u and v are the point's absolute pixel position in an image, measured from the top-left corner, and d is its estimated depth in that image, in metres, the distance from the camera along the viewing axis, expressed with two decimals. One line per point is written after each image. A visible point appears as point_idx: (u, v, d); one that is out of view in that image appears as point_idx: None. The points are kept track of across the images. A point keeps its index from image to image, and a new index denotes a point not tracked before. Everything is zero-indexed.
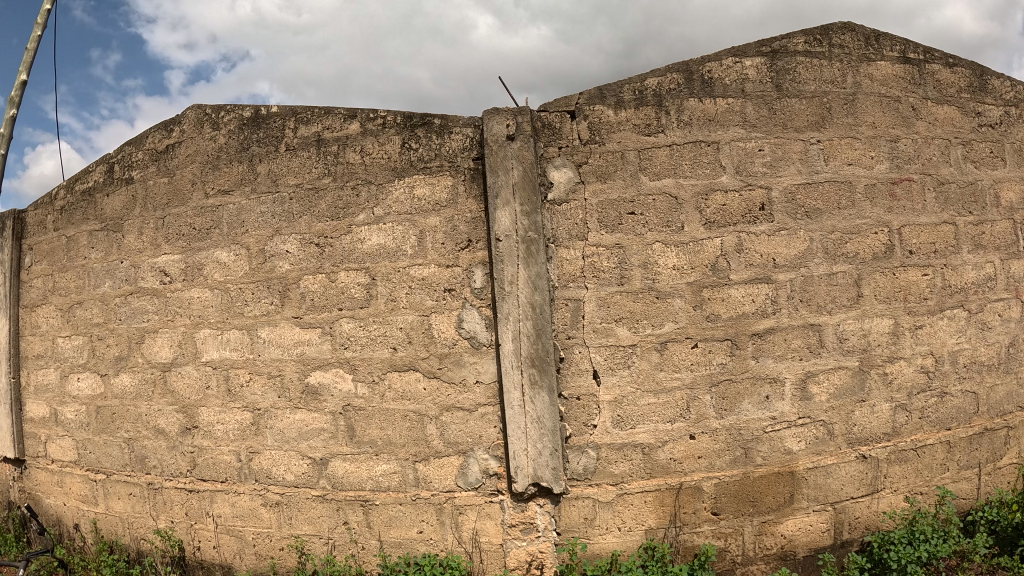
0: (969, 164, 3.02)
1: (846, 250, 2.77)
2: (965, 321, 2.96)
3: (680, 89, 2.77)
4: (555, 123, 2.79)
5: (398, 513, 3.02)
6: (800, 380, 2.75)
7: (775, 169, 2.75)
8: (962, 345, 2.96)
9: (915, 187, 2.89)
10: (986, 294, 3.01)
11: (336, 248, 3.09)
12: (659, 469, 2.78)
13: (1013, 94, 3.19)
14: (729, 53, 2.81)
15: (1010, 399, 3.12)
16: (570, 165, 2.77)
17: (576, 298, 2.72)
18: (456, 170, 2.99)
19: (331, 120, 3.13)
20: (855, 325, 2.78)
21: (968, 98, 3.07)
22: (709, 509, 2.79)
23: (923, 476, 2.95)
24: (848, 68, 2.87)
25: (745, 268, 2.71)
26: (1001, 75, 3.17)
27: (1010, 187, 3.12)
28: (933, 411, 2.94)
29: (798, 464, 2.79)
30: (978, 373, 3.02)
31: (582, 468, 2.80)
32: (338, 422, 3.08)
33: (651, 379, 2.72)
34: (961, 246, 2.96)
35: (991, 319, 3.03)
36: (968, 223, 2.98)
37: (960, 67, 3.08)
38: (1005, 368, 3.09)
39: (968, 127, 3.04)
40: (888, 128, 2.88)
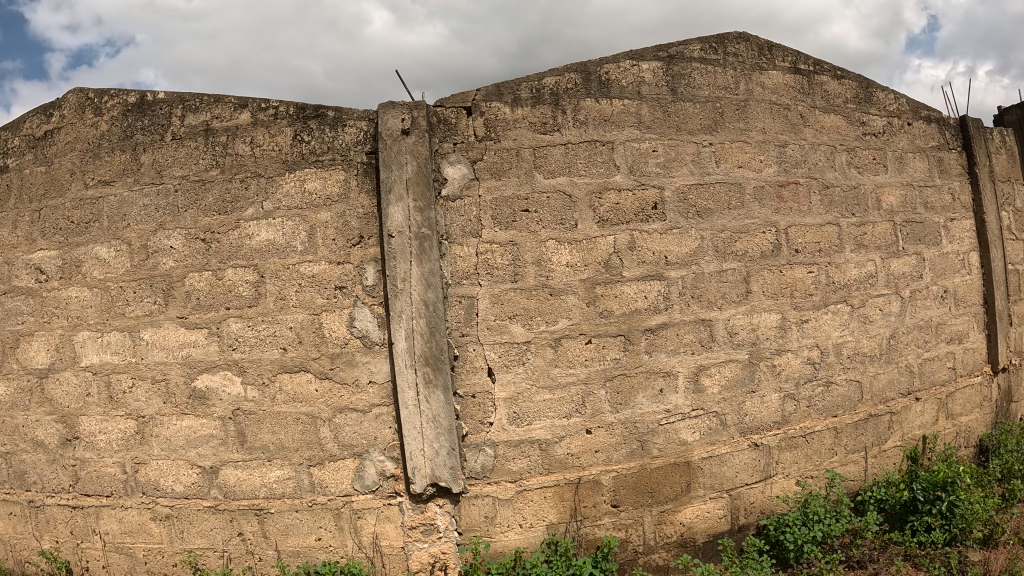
0: (852, 169, 3.17)
1: (735, 248, 2.87)
2: (848, 315, 3.12)
3: (578, 89, 2.80)
4: (451, 118, 2.76)
5: (294, 521, 2.91)
6: (692, 373, 2.83)
7: (668, 169, 2.81)
8: (845, 337, 3.11)
9: (801, 190, 3.02)
10: (867, 291, 3.17)
11: (223, 244, 2.94)
12: (557, 464, 2.80)
13: (895, 106, 3.38)
14: (627, 56, 2.86)
15: (892, 386, 3.28)
16: (465, 161, 2.75)
17: (470, 295, 2.71)
18: (349, 164, 2.91)
19: (222, 109, 2.98)
20: (744, 320, 2.89)
21: (854, 108, 3.23)
22: (609, 502, 2.83)
23: (812, 461, 3.08)
24: (741, 76, 2.97)
25: (638, 266, 2.76)
26: (885, 88, 3.35)
27: (890, 191, 3.29)
28: (820, 400, 3.07)
29: (692, 454, 2.87)
30: (862, 363, 3.17)
31: (479, 466, 2.78)
32: (228, 427, 2.94)
33: (546, 376, 2.74)
34: (844, 246, 3.11)
35: (873, 313, 3.19)
36: (851, 224, 3.14)
37: (847, 79, 3.23)
38: (886, 358, 3.25)
39: (853, 134, 3.19)
40: (777, 134, 2.99)
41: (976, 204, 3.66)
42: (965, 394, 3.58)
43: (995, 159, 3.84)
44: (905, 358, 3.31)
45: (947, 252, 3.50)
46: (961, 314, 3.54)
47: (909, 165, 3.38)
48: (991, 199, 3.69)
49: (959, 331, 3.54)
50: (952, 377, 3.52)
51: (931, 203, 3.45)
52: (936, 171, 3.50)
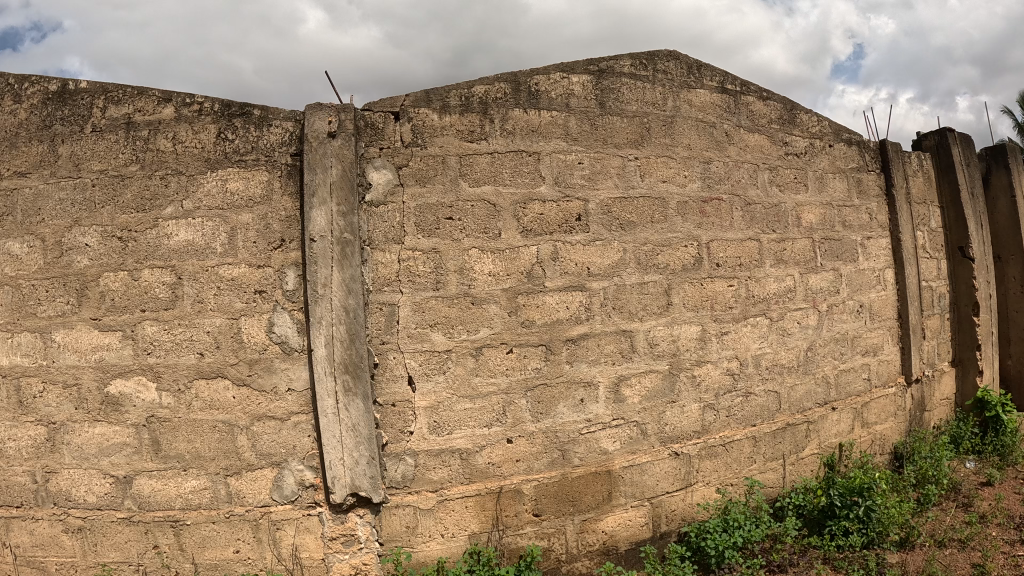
0: (774, 188, 3.27)
1: (657, 261, 2.92)
2: (767, 327, 3.21)
3: (507, 99, 2.81)
4: (378, 123, 2.74)
5: (211, 533, 2.80)
6: (612, 384, 2.86)
7: (593, 182, 2.85)
8: (764, 349, 3.20)
9: (724, 206, 3.10)
10: (786, 304, 3.28)
11: (140, 243, 2.83)
12: (478, 473, 2.78)
13: (818, 128, 3.50)
14: (558, 68, 2.88)
15: (809, 397, 3.37)
16: (390, 167, 2.72)
17: (391, 302, 2.68)
18: (273, 165, 2.84)
19: (145, 102, 2.87)
20: (664, 331, 2.94)
21: (778, 128, 3.33)
22: (531, 511, 2.83)
23: (732, 469, 3.13)
24: (670, 93, 3.02)
25: (560, 276, 2.78)
26: (808, 110, 3.46)
27: (810, 209, 3.40)
28: (739, 410, 3.14)
29: (613, 463, 2.90)
30: (779, 374, 3.26)
31: (399, 476, 2.75)
32: (142, 435, 2.81)
33: (466, 385, 2.73)
34: (764, 261, 3.21)
35: (791, 326, 3.30)
36: (771, 240, 3.24)
37: (773, 100, 3.32)
38: (804, 369, 3.35)
39: (775, 154, 3.29)
40: (702, 150, 3.06)
41: (892, 223, 3.82)
42: (881, 404, 3.70)
43: (912, 181, 4.02)
44: (821, 370, 3.42)
45: (864, 268, 3.64)
46: (876, 328, 3.69)
47: (829, 185, 3.50)
48: (906, 219, 3.85)
49: (874, 344, 3.68)
50: (867, 388, 3.64)
51: (849, 222, 3.59)
52: (855, 191, 3.64)
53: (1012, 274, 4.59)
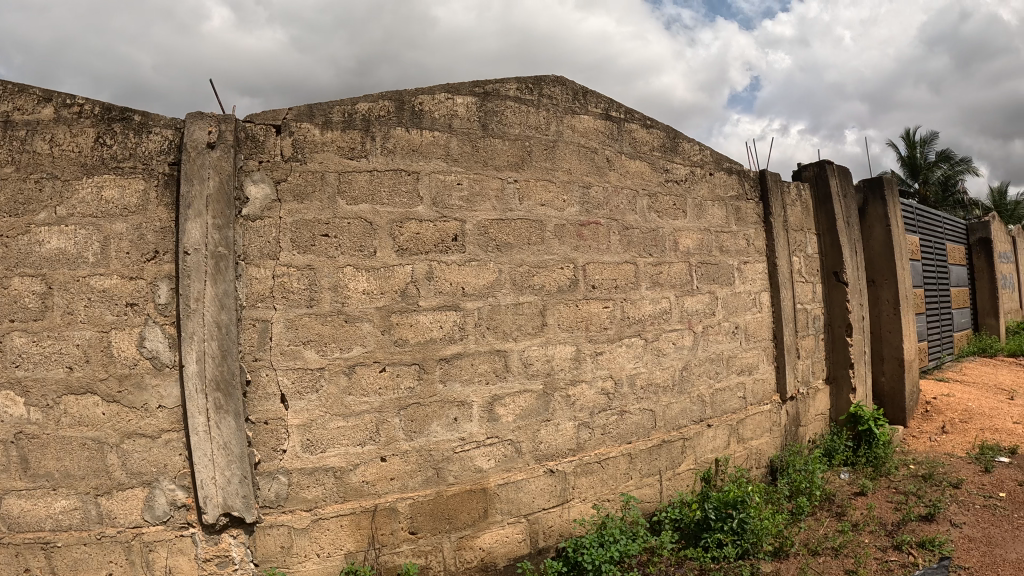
0: (652, 213, 3.41)
1: (532, 282, 2.99)
2: (642, 348, 3.33)
3: (390, 117, 2.82)
4: (259, 135, 2.70)
5: (83, 555, 2.66)
6: (486, 403, 2.91)
7: (471, 203, 2.89)
8: (638, 369, 3.32)
9: (601, 230, 3.20)
10: (661, 325, 3.41)
11: (11, 249, 2.68)
12: (352, 492, 2.75)
13: (699, 157, 3.68)
14: (443, 89, 2.92)
15: (684, 415, 3.51)
16: (269, 181, 2.69)
17: (264, 319, 2.64)
18: (149, 174, 2.75)
19: (24, 100, 2.73)
20: (538, 351, 3.00)
21: (659, 156, 3.48)
22: (406, 529, 2.81)
23: (608, 484, 3.22)
24: (553, 117, 3.11)
25: (434, 296, 2.81)
26: (690, 140, 3.65)
27: (688, 235, 3.56)
28: (614, 428, 3.25)
29: (488, 481, 2.93)
30: (654, 393, 3.39)
31: (273, 495, 2.69)
32: (9, 453, 2.65)
33: (339, 404, 2.71)
34: (640, 283, 3.33)
35: (666, 346, 3.43)
36: (647, 263, 3.36)
37: (656, 129, 3.48)
38: (678, 388, 3.49)
39: (655, 180, 3.44)
40: (582, 175, 3.16)
41: (769, 248, 4.04)
42: (756, 420, 3.88)
43: (790, 210, 4.26)
44: (697, 389, 3.57)
45: (740, 291, 3.82)
46: (751, 348, 3.87)
47: (707, 212, 3.68)
48: (782, 245, 4.08)
49: (749, 363, 3.86)
50: (742, 406, 3.82)
51: (726, 247, 3.77)
52: (733, 218, 3.83)
53: (884, 297, 4.88)
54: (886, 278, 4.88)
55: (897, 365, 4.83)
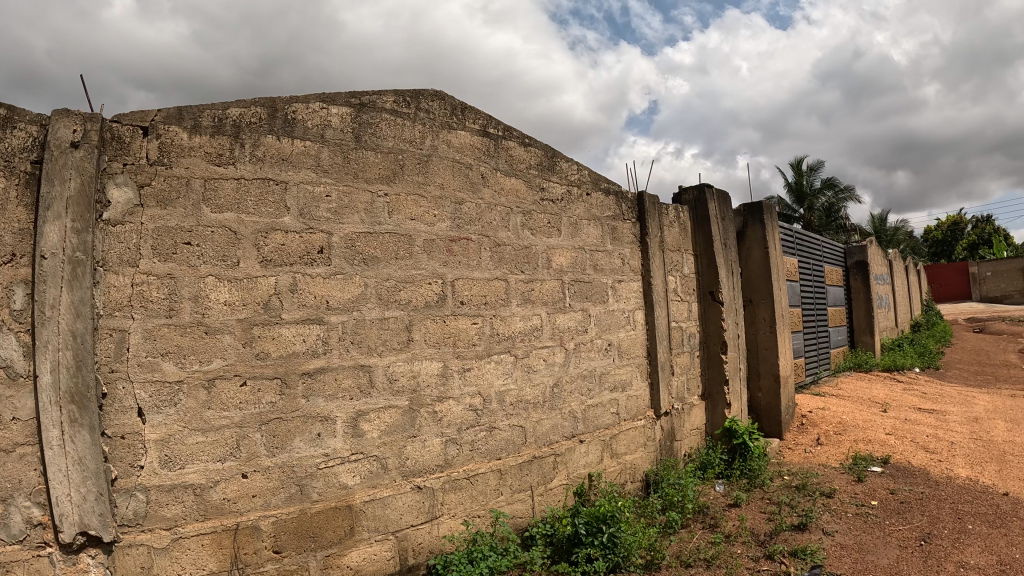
0: (525, 231, 3.51)
1: (399, 297, 3.00)
2: (512, 364, 3.40)
3: (261, 124, 2.76)
4: (125, 136, 2.57)
5: None
6: (350, 419, 2.86)
7: (339, 216, 2.88)
8: (507, 386, 3.37)
9: (472, 246, 3.27)
10: (532, 342, 3.50)
11: None
12: (214, 510, 2.61)
13: (576, 177, 3.84)
14: (317, 98, 2.90)
15: (555, 430, 3.60)
16: (132, 185, 2.56)
17: (121, 328, 2.50)
18: (11, 172, 2.43)
19: None
20: (403, 367, 3.00)
21: (536, 174, 3.60)
22: (271, 548, 2.68)
23: (478, 501, 3.24)
24: (429, 132, 3.16)
25: (298, 309, 2.76)
26: (568, 159, 3.81)
27: (561, 253, 3.69)
28: (482, 444, 3.27)
29: (354, 498, 2.87)
30: (524, 410, 3.45)
31: (131, 513, 2.51)
32: None
33: (198, 418, 2.59)
34: (511, 300, 3.41)
35: (537, 362, 3.51)
36: (518, 280, 3.45)
37: (534, 147, 3.61)
38: (549, 405, 3.58)
39: (530, 199, 3.55)
40: (455, 191, 3.22)
41: (645, 268, 4.24)
42: (629, 436, 4.02)
43: (667, 231, 4.49)
44: (568, 405, 3.67)
45: (613, 309, 3.98)
46: (623, 365, 4.03)
47: (582, 231, 3.83)
48: (658, 265, 4.30)
49: (621, 379, 4.01)
50: (615, 422, 3.95)
51: (601, 265, 3.93)
52: (609, 238, 4.00)
53: (761, 316, 5.36)
54: (763, 298, 5.36)
55: (772, 381, 5.22)
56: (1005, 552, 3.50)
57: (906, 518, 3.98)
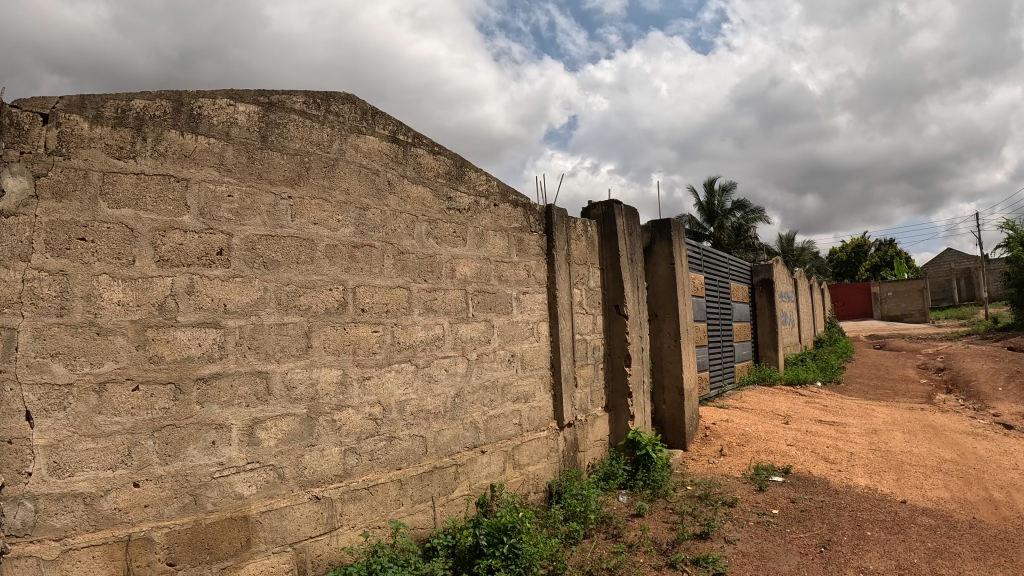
0: (430, 239, 3.52)
1: (299, 302, 2.93)
2: (412, 374, 3.38)
3: (166, 118, 2.65)
4: (23, 123, 2.41)
5: None
6: (246, 426, 2.76)
7: (240, 217, 2.79)
8: (408, 396, 3.35)
9: (375, 253, 3.24)
10: (433, 351, 3.50)
11: None
12: (104, 520, 2.44)
13: (484, 188, 3.91)
14: (225, 95, 2.84)
15: (456, 441, 3.61)
16: (27, 174, 2.39)
17: (9, 326, 2.31)
18: None
19: None
20: (302, 374, 2.93)
21: (443, 183, 3.64)
22: (164, 561, 2.54)
23: (379, 511, 3.19)
24: (338, 135, 3.13)
25: (195, 311, 2.65)
26: (477, 170, 3.88)
27: (465, 263, 3.73)
28: (382, 453, 3.23)
29: (250, 509, 2.75)
30: (425, 420, 3.44)
31: (18, 523, 2.32)
32: None
33: (88, 424, 2.42)
34: (413, 309, 3.41)
35: (438, 372, 3.52)
36: (421, 289, 3.46)
37: (442, 156, 3.66)
38: (450, 415, 3.58)
39: (436, 208, 3.57)
40: (360, 197, 3.19)
41: (551, 281, 4.33)
42: (532, 446, 4.09)
43: (574, 244, 4.61)
44: (469, 416, 3.69)
45: (517, 320, 4.04)
46: (526, 376, 4.09)
47: (488, 241, 3.88)
48: (563, 277, 4.41)
49: (524, 391, 4.07)
50: (518, 432, 4.01)
51: (506, 276, 3.98)
52: (514, 249, 4.08)
53: (666, 330, 5.60)
54: (669, 312, 5.60)
55: (676, 394, 5.47)
56: (902, 557, 3.74)
57: (806, 526, 4.15)
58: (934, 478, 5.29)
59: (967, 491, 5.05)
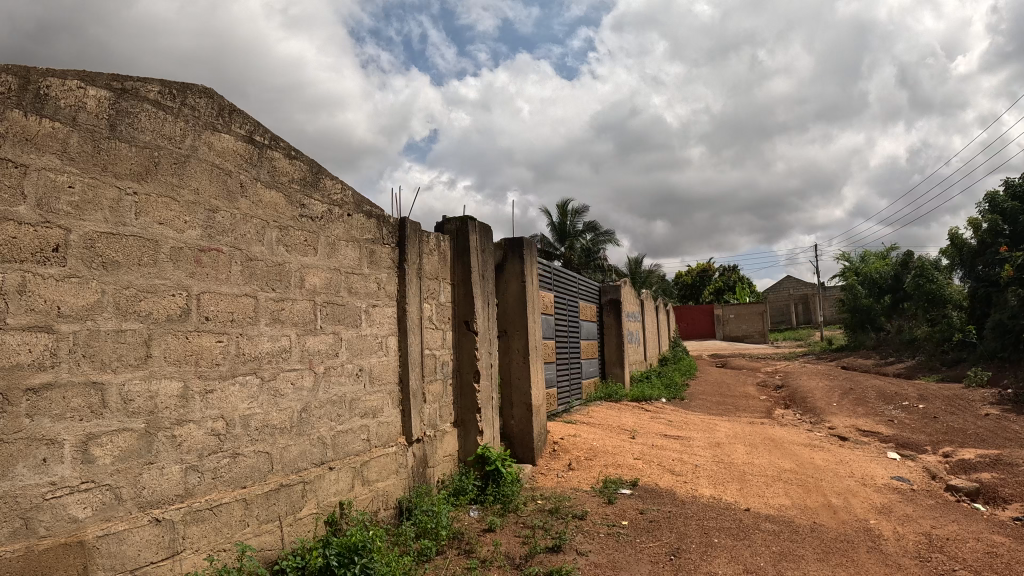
0: (280, 247, 3.40)
1: (139, 308, 2.71)
2: (257, 387, 3.22)
3: (8, 96, 2.37)
4: None
5: None
6: (80, 442, 2.49)
7: (80, 211, 2.53)
8: (252, 410, 3.18)
9: (222, 258, 3.07)
10: (279, 364, 3.35)
11: None
12: None
13: (339, 197, 3.86)
14: (75, 75, 2.57)
15: (303, 457, 3.47)
16: None
17: None
18: None
19: None
20: (140, 386, 2.70)
21: (297, 189, 3.55)
22: None
23: (223, 533, 2.99)
24: (191, 130, 2.95)
25: (26, 314, 2.36)
26: (333, 178, 3.82)
27: (315, 272, 3.63)
28: (226, 471, 3.04)
29: (85, 533, 2.48)
30: (270, 435, 3.28)
31: None
32: None
33: None
34: (259, 319, 3.25)
35: (284, 386, 3.38)
36: (268, 298, 3.31)
37: (299, 161, 3.57)
38: (296, 430, 3.45)
39: (288, 215, 3.46)
40: (210, 197, 3.02)
41: (400, 295, 4.34)
42: (380, 462, 4.03)
43: (426, 259, 4.65)
44: (317, 431, 3.58)
45: (365, 334, 3.99)
46: (375, 392, 4.04)
47: (339, 252, 3.82)
48: (414, 291, 4.43)
49: (372, 406, 4.02)
50: (366, 448, 3.94)
51: (355, 289, 3.93)
52: (366, 261, 4.03)
53: (516, 346, 5.73)
54: (517, 329, 5.74)
55: (524, 409, 5.59)
56: (749, 561, 4.01)
57: (656, 536, 4.33)
58: (774, 487, 5.70)
59: (807, 497, 5.48)
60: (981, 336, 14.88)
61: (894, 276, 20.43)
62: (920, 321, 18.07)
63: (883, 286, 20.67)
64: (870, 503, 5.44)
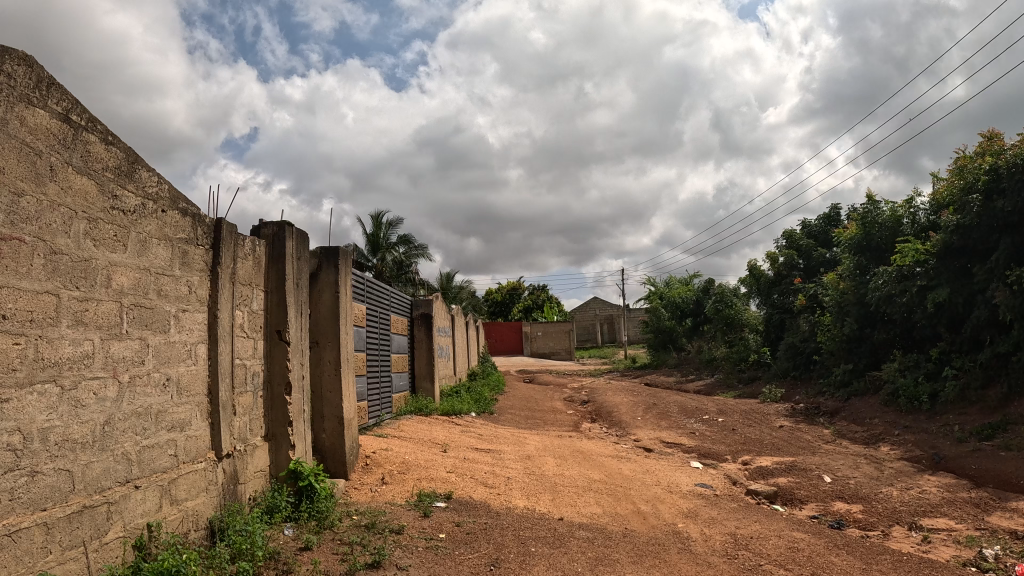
0: (88, 241, 3.06)
1: None
2: (57, 398, 2.87)
3: None
4: None
5: None
6: None
7: None
8: (52, 423, 2.83)
9: (24, 250, 2.71)
10: (81, 371, 3.00)
11: None
12: None
13: (154, 190, 3.57)
14: None
15: (107, 475, 3.13)
16: None
17: None
18: None
19: None
20: None
21: (111, 178, 3.22)
22: None
23: (23, 562, 2.62)
24: (4, 101, 2.60)
25: None
26: (150, 170, 3.53)
27: (123, 272, 3.31)
28: (25, 492, 2.67)
29: None
30: (71, 451, 2.93)
31: None
32: None
33: None
34: (61, 320, 2.90)
35: (86, 396, 3.03)
36: (72, 297, 2.96)
37: (115, 147, 3.26)
38: (99, 446, 3.10)
39: (99, 205, 3.13)
40: (17, 179, 2.67)
41: (212, 300, 4.07)
42: (189, 480, 3.74)
43: (240, 263, 4.41)
44: (121, 446, 3.25)
45: (174, 341, 3.69)
46: (182, 404, 3.75)
47: (151, 251, 3.51)
48: (226, 297, 4.18)
49: (180, 419, 3.72)
50: (173, 465, 3.63)
51: (165, 291, 3.62)
52: (177, 262, 3.74)
53: (327, 357, 5.60)
54: (329, 340, 5.63)
55: (336, 422, 5.45)
56: (566, 567, 4.19)
57: (474, 547, 4.38)
58: (585, 497, 6.00)
59: (617, 505, 5.83)
60: (774, 356, 16.73)
61: (696, 301, 22.45)
62: (719, 342, 20.02)
63: (685, 310, 22.62)
64: (677, 508, 5.91)
